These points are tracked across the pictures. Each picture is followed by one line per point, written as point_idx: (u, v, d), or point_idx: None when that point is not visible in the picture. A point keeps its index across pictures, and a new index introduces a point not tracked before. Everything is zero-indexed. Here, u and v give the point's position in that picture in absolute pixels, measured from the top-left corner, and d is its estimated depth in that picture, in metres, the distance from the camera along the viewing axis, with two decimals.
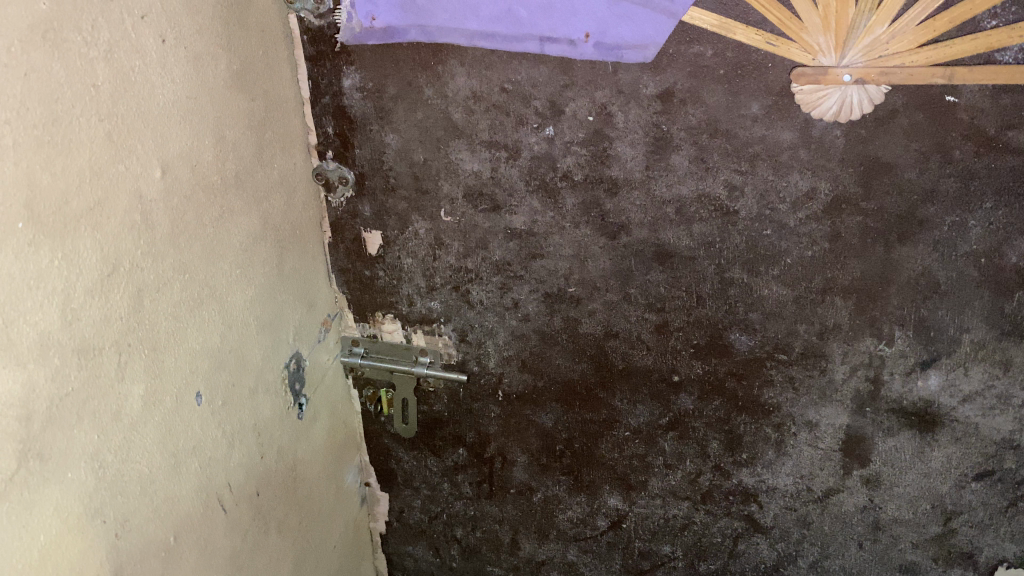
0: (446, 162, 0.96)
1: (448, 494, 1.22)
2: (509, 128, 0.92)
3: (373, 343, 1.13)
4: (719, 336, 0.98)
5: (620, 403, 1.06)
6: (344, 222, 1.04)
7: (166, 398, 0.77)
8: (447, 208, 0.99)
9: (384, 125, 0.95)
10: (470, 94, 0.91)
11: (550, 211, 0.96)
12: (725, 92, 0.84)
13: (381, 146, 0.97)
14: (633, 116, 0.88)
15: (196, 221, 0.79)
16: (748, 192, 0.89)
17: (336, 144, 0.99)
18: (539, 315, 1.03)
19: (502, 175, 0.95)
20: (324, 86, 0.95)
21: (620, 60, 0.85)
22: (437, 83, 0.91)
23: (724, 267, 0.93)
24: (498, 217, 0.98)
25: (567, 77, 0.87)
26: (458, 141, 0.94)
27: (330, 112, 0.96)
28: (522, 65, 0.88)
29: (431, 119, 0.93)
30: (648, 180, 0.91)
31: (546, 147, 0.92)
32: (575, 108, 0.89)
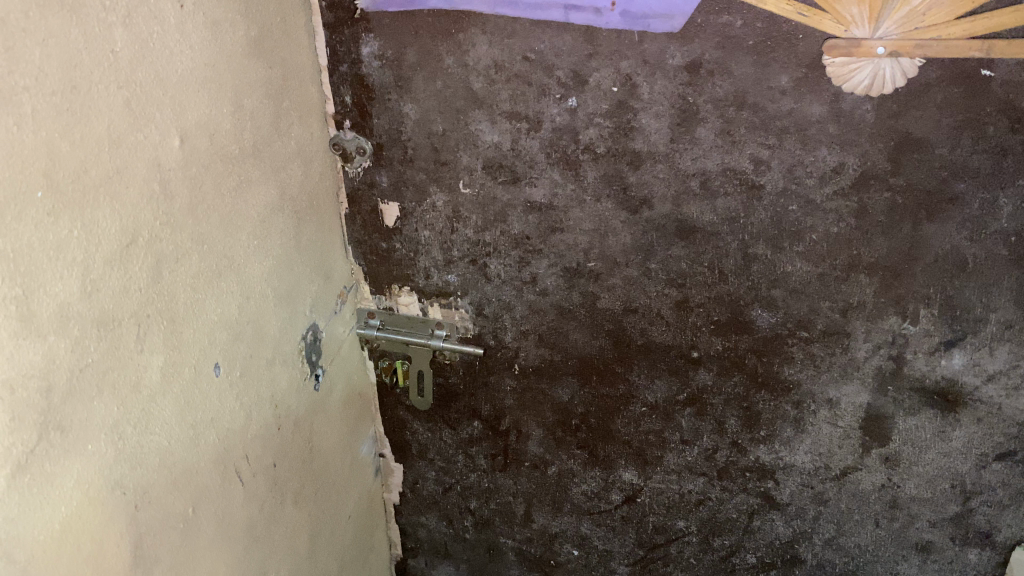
0: (465, 133, 0.94)
1: (462, 467, 1.21)
2: (531, 99, 0.90)
3: (389, 316, 1.12)
4: (740, 312, 0.96)
5: (638, 378, 1.05)
6: (361, 193, 1.03)
7: (185, 370, 0.76)
8: (466, 180, 0.98)
9: (402, 95, 0.94)
10: (491, 63, 0.89)
11: (571, 183, 0.94)
12: (754, 64, 0.82)
13: (399, 116, 0.95)
14: (659, 88, 0.86)
15: (214, 191, 0.78)
16: (775, 166, 0.87)
17: (354, 114, 0.97)
18: (557, 290, 1.02)
19: (522, 146, 0.93)
20: (342, 54, 0.93)
21: (646, 29, 0.83)
22: (457, 52, 0.89)
23: (748, 242, 0.92)
24: (517, 189, 0.96)
25: (592, 46, 0.85)
26: (478, 112, 0.92)
27: (348, 80, 0.95)
28: (545, 34, 0.86)
29: (452, 89, 0.92)
30: (672, 153, 0.89)
31: (568, 118, 0.90)
32: (599, 78, 0.87)
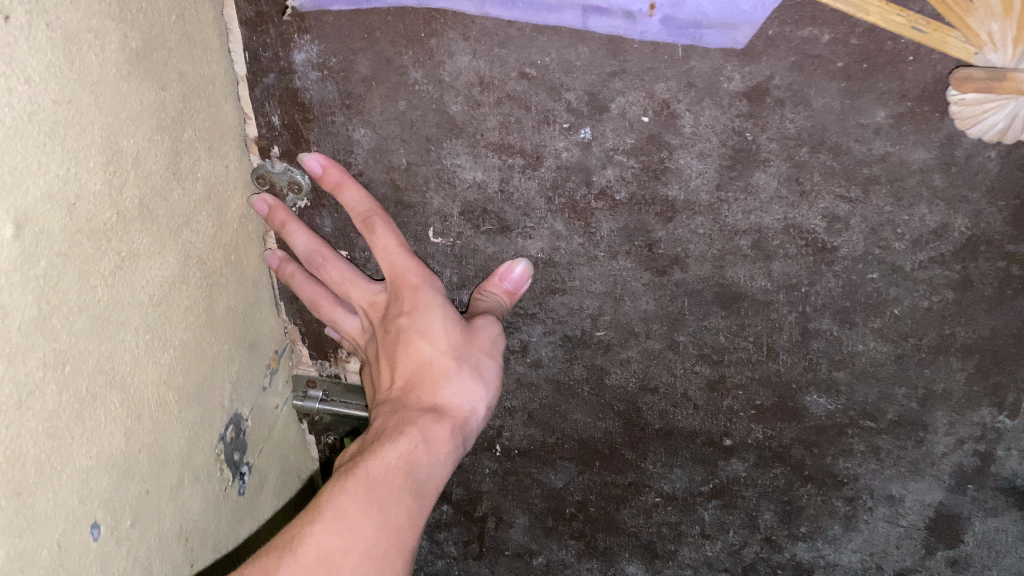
0: (437, 169, 0.70)
1: (428, 551, 0.99)
2: (529, 128, 0.67)
3: (333, 383, 0.91)
4: (790, 397, 0.76)
5: (653, 466, 0.84)
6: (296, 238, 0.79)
7: (43, 554, 0.52)
8: (437, 227, 0.74)
9: (351, 117, 0.69)
10: (475, 79, 0.65)
11: (579, 236, 0.71)
12: (841, 92, 0.60)
13: (347, 144, 0.71)
14: (706, 120, 0.63)
15: (80, 286, 0.52)
16: (856, 225, 0.66)
17: (284, 139, 0.72)
18: (555, 362, 0.79)
19: (514, 188, 0.70)
20: (267, 62, 0.67)
21: (696, 41, 0.60)
22: (428, 62, 0.65)
23: (809, 315, 0.71)
24: (507, 240, 0.73)
25: (617, 62, 0.62)
26: (455, 142, 0.68)
27: (275, 96, 0.69)
28: (552, 43, 0.62)
29: (420, 111, 0.68)
30: (717, 204, 0.67)
31: (579, 154, 0.67)
32: (624, 104, 0.64)
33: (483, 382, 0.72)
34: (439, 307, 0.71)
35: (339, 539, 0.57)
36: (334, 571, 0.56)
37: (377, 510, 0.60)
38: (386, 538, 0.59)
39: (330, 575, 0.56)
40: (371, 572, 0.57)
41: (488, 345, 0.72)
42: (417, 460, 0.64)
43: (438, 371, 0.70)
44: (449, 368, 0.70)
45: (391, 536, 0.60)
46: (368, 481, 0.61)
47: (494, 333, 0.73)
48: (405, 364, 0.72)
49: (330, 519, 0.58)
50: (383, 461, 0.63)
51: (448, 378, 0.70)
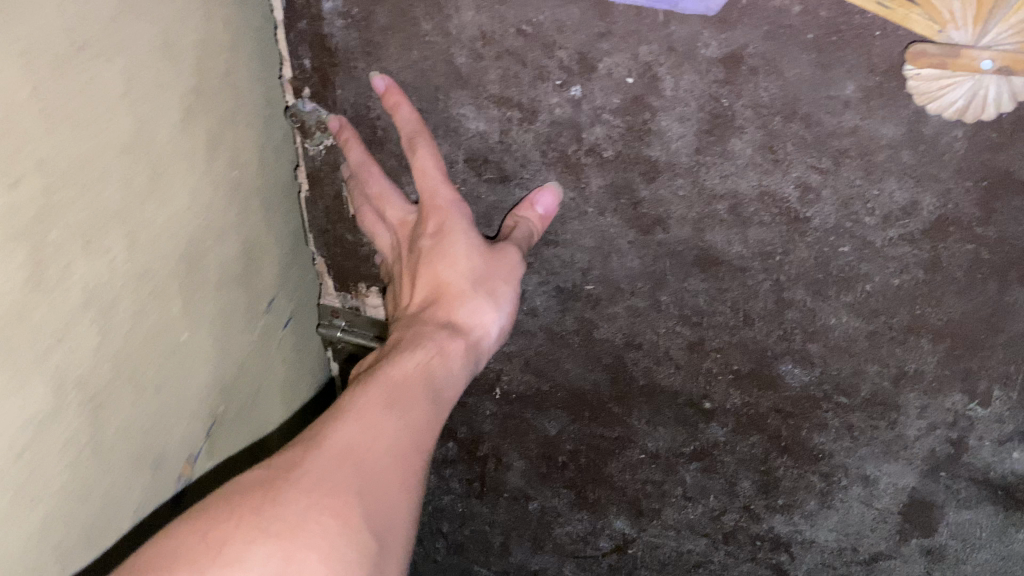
0: (444, 117, 0.77)
1: (435, 487, 1.05)
2: (526, 83, 0.72)
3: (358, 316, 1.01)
4: (767, 365, 0.78)
5: (638, 423, 0.88)
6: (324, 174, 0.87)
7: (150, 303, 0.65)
8: (444, 172, 0.81)
9: (371, 63, 0.76)
10: (478, 34, 0.70)
11: (570, 190, 0.76)
12: (812, 63, 0.63)
13: (367, 88, 0.78)
14: (686, 84, 0.67)
15: (212, 93, 0.69)
16: (828, 197, 0.68)
17: (314, 82, 0.79)
18: (549, 312, 0.84)
19: (513, 140, 0.76)
20: (300, 8, 0.74)
21: (673, 8, 0.63)
22: (437, 16, 0.71)
23: (784, 284, 0.73)
24: (504, 190, 0.80)
25: (604, 24, 0.66)
26: (461, 92, 0.74)
27: (306, 41, 0.77)
28: (546, 2, 0.67)
29: (431, 61, 0.74)
30: (697, 167, 0.70)
31: (571, 111, 0.72)
32: (611, 65, 0.68)
33: (496, 306, 0.77)
34: (463, 234, 0.77)
35: (360, 435, 0.57)
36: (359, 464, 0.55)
37: (399, 412, 0.61)
38: (408, 438, 0.60)
39: (355, 466, 0.55)
40: (396, 470, 0.57)
41: (506, 272, 0.76)
42: (434, 368, 0.68)
43: (456, 291, 0.75)
44: (464, 290, 0.75)
45: (413, 430, 0.61)
46: (389, 384, 0.64)
47: (513, 263, 0.76)
48: (429, 284, 0.77)
49: (353, 416, 0.59)
50: (404, 366, 0.66)
51: (464, 299, 0.75)
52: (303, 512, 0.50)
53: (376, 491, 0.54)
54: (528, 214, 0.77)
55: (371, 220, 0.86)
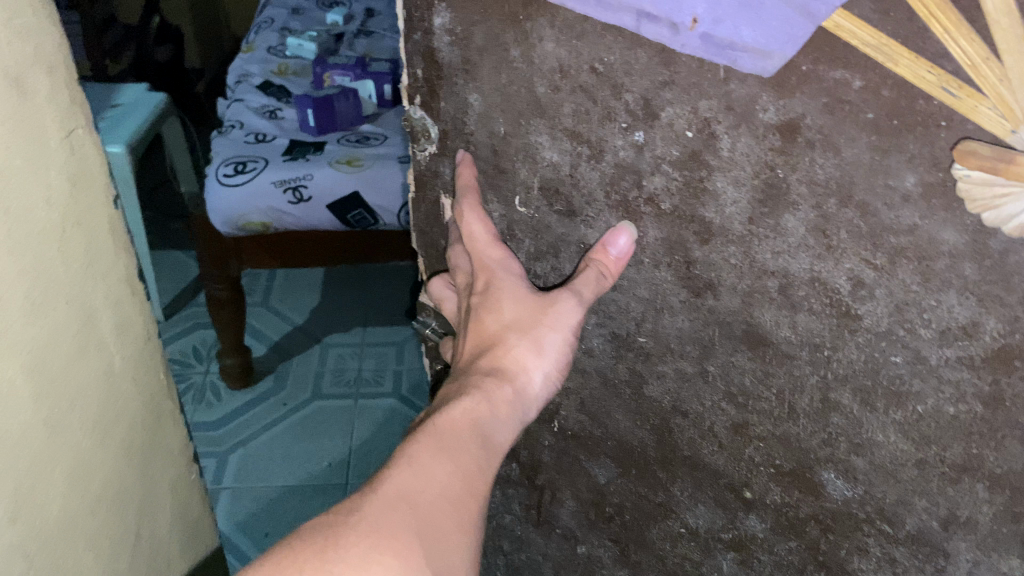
0: (524, 142, 0.74)
1: (498, 503, 1.05)
2: (596, 120, 0.67)
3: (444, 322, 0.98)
4: (808, 469, 0.71)
5: (680, 495, 0.83)
6: (425, 179, 0.88)
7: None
8: (522, 197, 0.78)
9: (468, 81, 0.74)
10: (557, 66, 0.66)
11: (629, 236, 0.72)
12: (869, 146, 0.54)
13: (464, 104, 0.76)
14: (742, 148, 0.60)
15: (33, 179, 0.71)
16: (880, 297, 0.59)
17: (424, 91, 0.79)
18: (604, 355, 0.81)
19: (581, 176, 0.72)
20: (416, 21, 0.74)
21: (732, 64, 0.57)
22: (524, 44, 0.67)
23: (830, 384, 0.66)
24: (572, 224, 0.76)
25: (667, 72, 0.60)
26: (539, 121, 0.71)
27: (419, 51, 0.76)
28: (618, 42, 0.62)
29: (515, 87, 0.70)
30: (749, 238, 0.64)
31: (633, 155, 0.67)
32: (672, 115, 0.62)
33: (544, 356, 0.73)
34: (510, 286, 0.75)
35: (413, 477, 0.57)
36: (416, 506, 0.56)
37: (452, 456, 0.61)
38: (459, 481, 0.59)
39: (412, 510, 0.55)
40: (451, 512, 0.57)
41: (554, 320, 0.72)
42: (481, 416, 0.66)
43: (503, 338, 0.72)
44: (509, 338, 0.72)
45: (466, 471, 0.60)
46: (439, 430, 0.63)
47: (568, 310, 0.72)
48: (474, 339, 0.74)
49: (405, 461, 0.58)
50: (452, 415, 0.64)
51: (517, 344, 0.72)
52: (362, 558, 0.51)
53: (435, 526, 0.56)
54: (600, 257, 0.73)
55: (443, 287, 0.89)
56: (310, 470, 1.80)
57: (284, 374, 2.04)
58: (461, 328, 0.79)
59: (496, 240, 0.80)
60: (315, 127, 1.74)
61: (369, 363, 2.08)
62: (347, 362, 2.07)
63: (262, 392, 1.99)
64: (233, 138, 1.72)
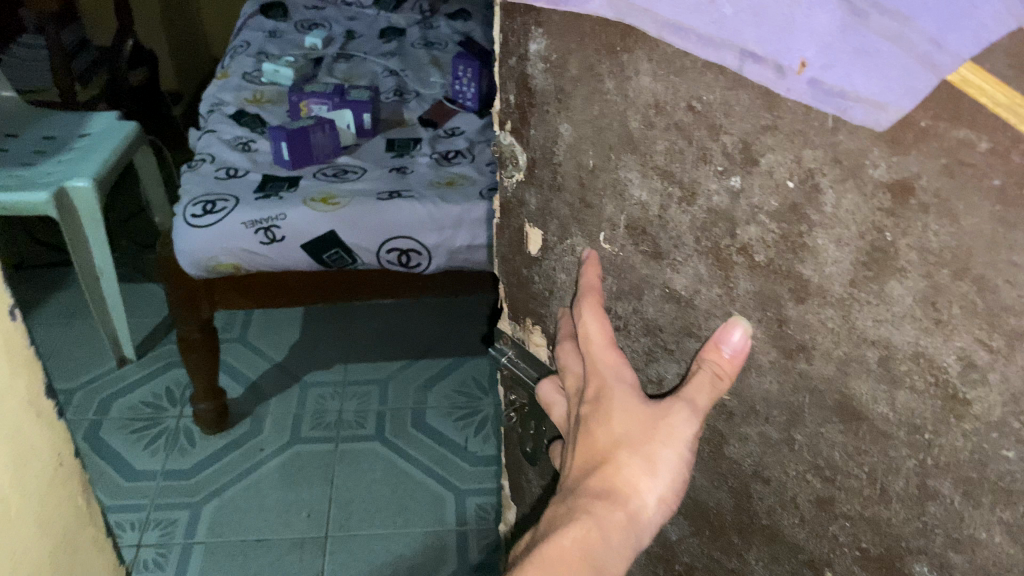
0: (613, 178, 0.70)
1: None
2: (689, 161, 0.62)
3: (523, 351, 0.97)
4: (898, 560, 0.61)
5: (756, 566, 0.76)
6: (511, 207, 0.87)
7: None
8: (607, 234, 0.75)
9: (560, 110, 0.72)
10: (652, 101, 0.62)
11: (718, 286, 0.65)
12: (992, 216, 0.46)
13: (555, 134, 0.75)
14: (847, 205, 0.53)
15: None
16: (995, 384, 0.49)
17: (514, 117, 0.78)
18: None
19: (670, 218, 0.66)
20: (512, 46, 0.74)
21: (842, 113, 0.51)
22: (618, 75, 0.64)
23: (929, 470, 0.55)
24: (657, 267, 0.70)
25: (769, 116, 0.54)
26: (630, 157, 0.67)
27: (514, 77, 0.76)
28: (718, 81, 0.56)
29: (607, 120, 0.67)
30: (849, 301, 0.56)
31: (728, 202, 0.60)
32: (772, 163, 0.56)
33: (658, 474, 0.65)
34: (621, 392, 0.69)
35: None
36: None
37: None
38: None
39: None
40: None
41: (668, 434, 0.65)
42: (594, 544, 0.62)
43: (615, 453, 0.66)
44: (619, 453, 0.65)
45: None
46: (548, 563, 0.62)
47: (682, 420, 0.65)
48: (584, 454, 0.68)
49: None
50: (561, 543, 0.62)
51: (628, 463, 0.65)
52: None
53: None
54: (716, 356, 0.66)
55: (551, 392, 0.83)
56: (291, 524, 1.83)
57: (262, 417, 2.10)
58: (568, 439, 0.74)
59: (611, 342, 0.74)
60: (288, 160, 1.81)
61: (351, 405, 2.14)
62: (326, 405, 2.14)
63: (238, 436, 2.05)
64: (203, 172, 1.79)
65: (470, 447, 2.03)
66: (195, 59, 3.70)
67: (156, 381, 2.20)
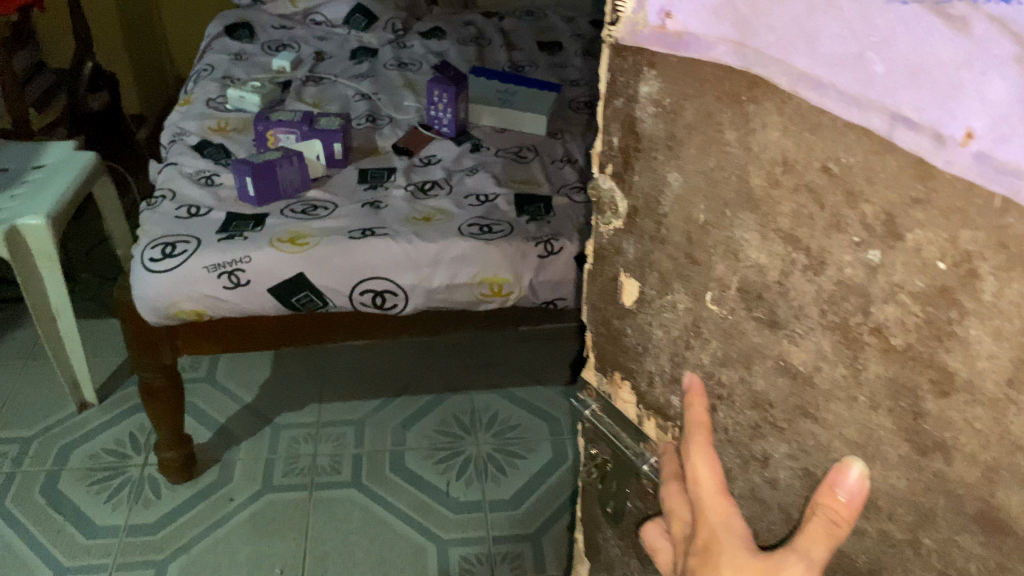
0: (727, 236, 0.59)
1: None
2: (819, 230, 0.52)
3: (608, 407, 0.83)
4: None
5: None
6: (606, 253, 0.74)
7: None
8: (715, 294, 0.62)
9: (669, 158, 0.61)
10: (779, 158, 0.52)
11: (844, 366, 0.54)
12: None
13: (661, 183, 0.63)
14: (1013, 296, 0.43)
15: None
16: None
17: (617, 161, 0.67)
18: (790, 492, 0.62)
19: (792, 287, 0.55)
20: (619, 85, 0.63)
21: (1015, 194, 0.41)
22: (742, 127, 0.54)
23: None
24: (773, 337, 0.58)
25: (921, 188, 0.46)
26: (749, 216, 0.56)
27: (619, 119, 0.65)
28: (863, 143, 0.48)
29: (726, 173, 0.57)
30: (1004, 403, 0.45)
31: (863, 276, 0.50)
32: (920, 241, 0.47)
33: None
34: (730, 550, 0.63)
35: None
36: None
37: None
38: None
39: None
40: None
41: None
42: None
43: None
44: None
45: None
46: None
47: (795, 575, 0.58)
48: None
49: None
50: None
51: None
52: None
53: None
54: (841, 498, 0.57)
55: (658, 536, 0.76)
56: None
57: (233, 462, 1.84)
58: None
59: (725, 492, 0.66)
60: (254, 195, 1.68)
61: (327, 447, 1.89)
62: (302, 448, 1.88)
63: (206, 486, 1.79)
64: (160, 209, 1.65)
65: (447, 488, 1.81)
66: (160, 84, 3.38)
67: (127, 423, 1.92)
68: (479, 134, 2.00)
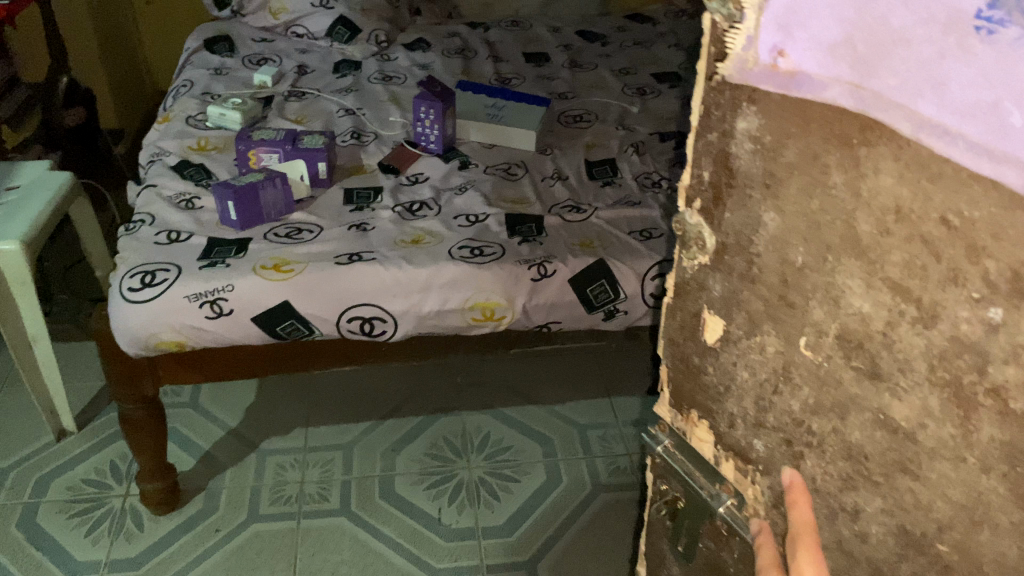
0: (827, 282, 0.55)
1: None
2: (933, 282, 0.48)
3: (681, 444, 0.79)
4: None
5: None
6: (688, 288, 0.70)
7: None
8: (809, 339, 0.58)
9: (766, 197, 0.57)
10: (891, 205, 0.49)
11: (952, 426, 0.50)
12: None
13: (756, 223, 0.59)
14: None
15: None
16: None
17: (707, 197, 0.63)
18: (884, 547, 0.59)
19: (898, 338, 0.51)
20: (714, 119, 0.60)
21: None
22: (851, 171, 0.50)
23: None
24: (874, 389, 0.54)
25: None
26: (853, 263, 0.52)
27: (712, 153, 0.61)
28: (990, 196, 0.44)
29: (829, 216, 0.53)
30: None
31: (980, 334, 0.46)
32: None
33: None
34: None
35: None
36: None
37: None
38: None
39: None
40: None
41: None
42: None
43: None
44: None
45: None
46: None
47: None
48: None
49: None
50: None
51: None
52: None
53: None
54: None
55: None
56: None
57: (217, 491, 1.77)
58: None
59: None
60: (237, 221, 1.61)
61: (315, 474, 1.82)
62: (289, 475, 1.81)
63: (190, 516, 1.71)
64: (138, 233, 1.58)
65: (440, 514, 1.76)
66: (138, 95, 3.29)
67: (106, 450, 1.84)
68: (468, 150, 1.96)
